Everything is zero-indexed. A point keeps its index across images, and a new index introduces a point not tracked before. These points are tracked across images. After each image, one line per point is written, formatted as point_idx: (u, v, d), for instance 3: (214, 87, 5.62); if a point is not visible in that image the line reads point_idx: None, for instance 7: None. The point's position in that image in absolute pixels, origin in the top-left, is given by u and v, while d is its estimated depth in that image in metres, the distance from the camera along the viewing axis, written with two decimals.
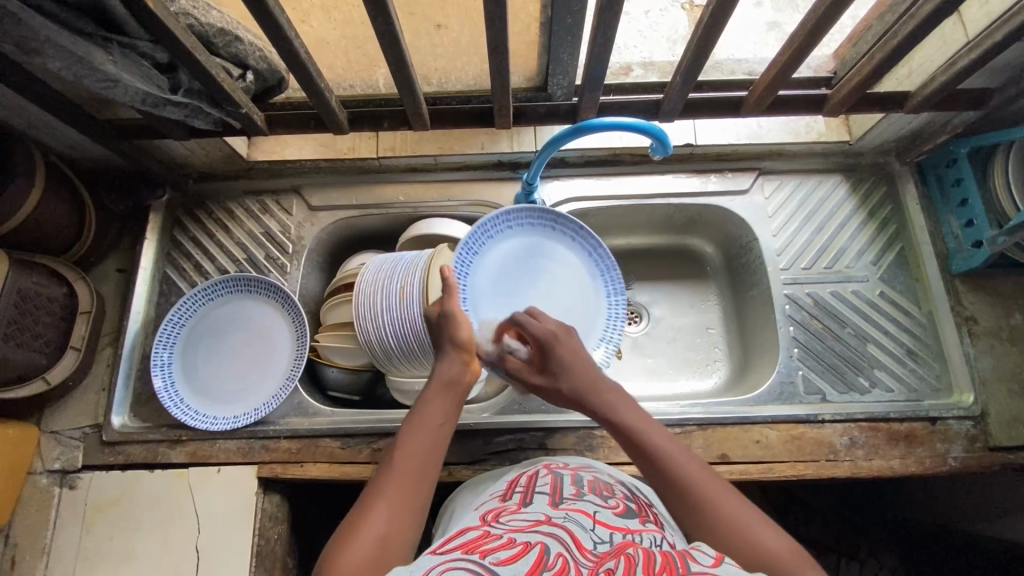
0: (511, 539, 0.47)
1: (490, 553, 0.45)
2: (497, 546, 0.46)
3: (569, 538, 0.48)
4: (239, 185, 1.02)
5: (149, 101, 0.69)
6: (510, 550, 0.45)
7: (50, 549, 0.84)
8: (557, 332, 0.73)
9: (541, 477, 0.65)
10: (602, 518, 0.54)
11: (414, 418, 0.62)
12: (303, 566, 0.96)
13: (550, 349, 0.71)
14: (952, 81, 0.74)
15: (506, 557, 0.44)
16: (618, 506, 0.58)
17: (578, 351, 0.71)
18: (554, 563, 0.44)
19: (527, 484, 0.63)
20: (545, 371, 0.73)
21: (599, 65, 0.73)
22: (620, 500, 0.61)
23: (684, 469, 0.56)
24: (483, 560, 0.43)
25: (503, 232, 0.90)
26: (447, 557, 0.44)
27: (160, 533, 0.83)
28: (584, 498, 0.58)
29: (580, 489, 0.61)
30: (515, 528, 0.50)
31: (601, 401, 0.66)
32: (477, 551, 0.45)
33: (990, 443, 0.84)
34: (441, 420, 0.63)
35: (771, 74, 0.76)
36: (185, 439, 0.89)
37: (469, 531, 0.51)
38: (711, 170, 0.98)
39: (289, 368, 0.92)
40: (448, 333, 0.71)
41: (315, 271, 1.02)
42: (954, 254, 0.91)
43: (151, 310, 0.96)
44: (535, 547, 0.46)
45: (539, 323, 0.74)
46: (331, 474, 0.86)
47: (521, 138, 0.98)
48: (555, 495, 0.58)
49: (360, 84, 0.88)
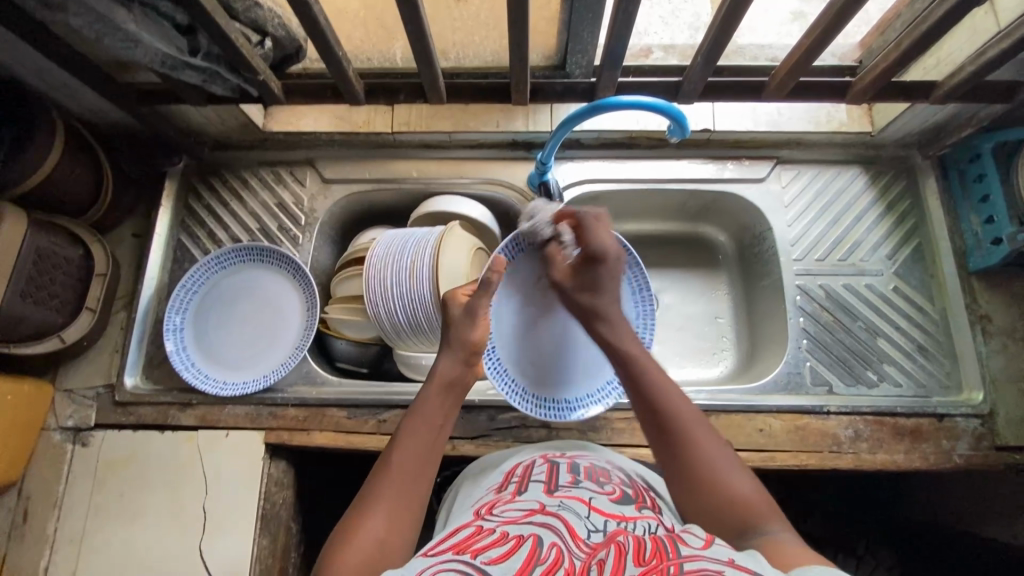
0: (504, 533, 0.48)
1: (482, 552, 0.45)
2: (488, 543, 0.47)
3: (563, 528, 0.49)
4: (254, 155, 1.02)
5: (168, 64, 0.69)
6: (501, 547, 0.46)
7: (62, 502, 0.86)
8: (612, 253, 0.74)
9: (536, 466, 0.65)
10: (597, 504, 0.55)
11: (413, 419, 0.64)
12: (306, 532, 0.97)
13: (598, 263, 0.73)
14: (981, 71, 0.72)
15: (497, 556, 0.44)
16: (614, 492, 0.59)
17: (615, 275, 0.74)
18: (545, 557, 0.44)
19: (522, 474, 0.64)
20: (587, 284, 0.73)
21: (620, 43, 0.71)
22: (617, 485, 0.61)
23: (676, 410, 0.60)
24: (474, 560, 0.44)
25: (559, 239, 0.83)
26: (438, 558, 0.45)
27: (168, 493, 0.85)
28: (579, 485, 0.59)
29: (576, 475, 0.61)
30: (508, 522, 0.50)
31: (614, 336, 0.69)
32: (468, 551, 0.46)
33: (996, 442, 0.83)
34: (440, 420, 0.65)
35: (794, 59, 0.74)
36: (195, 402, 0.90)
37: (461, 529, 0.51)
38: (729, 157, 0.97)
39: (299, 338, 0.94)
40: (461, 327, 0.72)
41: (327, 244, 1.03)
42: (972, 251, 0.90)
43: (164, 275, 0.97)
44: (528, 540, 0.46)
45: (601, 234, 0.74)
46: (337, 444, 0.87)
47: (537, 117, 0.97)
48: (551, 483, 0.59)
49: (378, 57, 0.87)
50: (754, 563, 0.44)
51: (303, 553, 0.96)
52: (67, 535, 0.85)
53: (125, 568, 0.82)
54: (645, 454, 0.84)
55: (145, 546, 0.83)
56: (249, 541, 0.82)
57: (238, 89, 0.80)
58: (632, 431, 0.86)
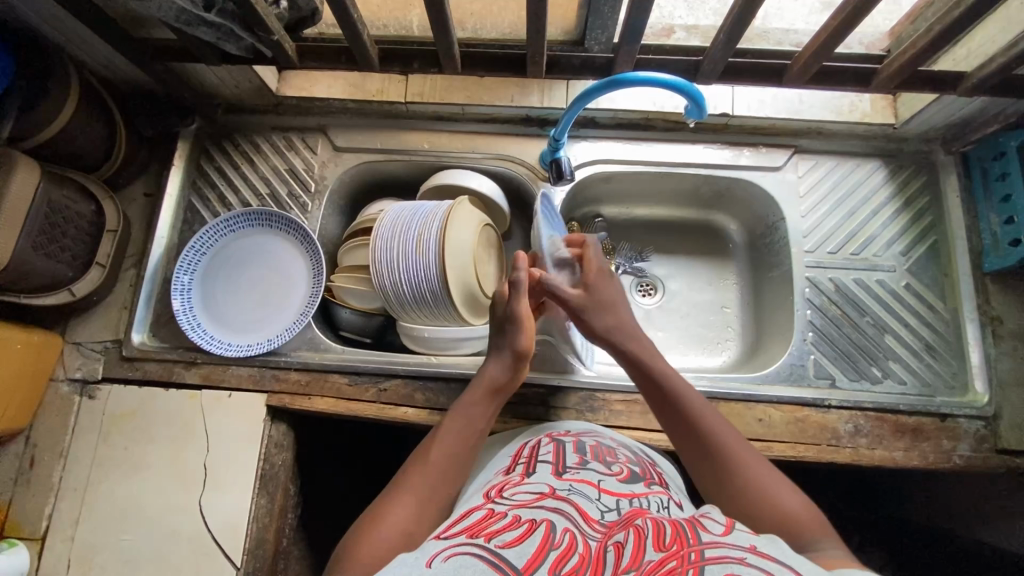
0: (516, 517, 0.48)
1: (495, 536, 0.45)
2: (501, 526, 0.47)
3: (575, 512, 0.49)
4: (267, 120, 1.02)
5: (183, 19, 0.68)
6: (515, 531, 0.46)
7: (68, 452, 0.88)
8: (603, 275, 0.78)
9: (542, 447, 0.65)
10: (607, 485, 0.55)
11: (453, 421, 0.66)
12: (303, 496, 0.99)
13: (600, 286, 0.77)
14: (1011, 63, 0.70)
15: (512, 540, 0.44)
16: (621, 471, 0.59)
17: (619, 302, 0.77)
18: (560, 541, 0.44)
19: (529, 455, 0.63)
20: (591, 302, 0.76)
21: (640, 17, 0.70)
22: (623, 465, 0.61)
23: (712, 428, 0.64)
24: (489, 544, 0.44)
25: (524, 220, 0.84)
26: (453, 541, 0.45)
27: (170, 448, 0.87)
28: (587, 467, 0.59)
29: (583, 456, 0.62)
30: (519, 505, 0.50)
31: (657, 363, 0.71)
32: (482, 535, 0.46)
33: (998, 445, 0.82)
34: (481, 426, 0.67)
35: (818, 42, 0.72)
36: (199, 361, 0.91)
37: (473, 511, 0.52)
38: (745, 144, 0.95)
39: (304, 305, 0.94)
40: (510, 335, 0.71)
41: (336, 213, 1.03)
42: (989, 252, 0.88)
43: (174, 236, 0.98)
44: (541, 526, 0.46)
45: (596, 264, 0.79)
46: (337, 410, 0.88)
47: (552, 93, 0.96)
48: (558, 465, 0.59)
49: (394, 24, 0.86)
50: (776, 550, 0.44)
51: (300, 515, 0.98)
52: (72, 483, 0.87)
53: (127, 518, 0.85)
54: (642, 436, 0.84)
55: (147, 498, 0.85)
56: (248, 500, 0.84)
57: (252, 50, 0.80)
58: (630, 413, 0.86)
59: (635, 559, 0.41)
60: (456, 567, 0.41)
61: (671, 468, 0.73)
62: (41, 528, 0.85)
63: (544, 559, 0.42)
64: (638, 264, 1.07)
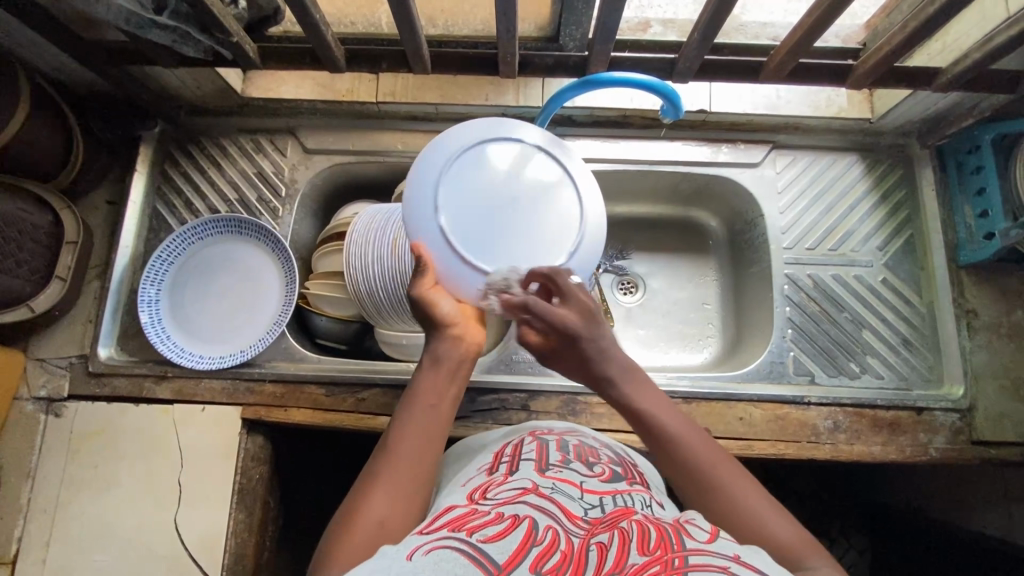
0: (498, 514, 0.46)
1: (477, 531, 0.43)
2: (483, 521, 0.45)
3: (557, 509, 0.48)
4: (232, 122, 0.98)
5: (134, 23, 0.65)
6: (498, 526, 0.44)
7: (35, 473, 0.85)
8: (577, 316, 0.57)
9: (525, 445, 0.63)
10: (589, 485, 0.54)
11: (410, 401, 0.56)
12: (283, 506, 0.98)
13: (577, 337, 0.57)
14: (985, 59, 0.70)
15: (493, 535, 0.42)
16: (603, 472, 0.58)
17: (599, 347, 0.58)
18: (543, 539, 0.42)
19: (512, 453, 0.61)
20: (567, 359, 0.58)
21: (613, 14, 0.68)
22: (606, 466, 0.60)
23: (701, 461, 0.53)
24: (470, 539, 0.42)
25: (470, 155, 0.63)
26: (434, 535, 0.43)
27: (142, 464, 0.84)
28: (569, 466, 0.57)
29: (566, 455, 0.60)
30: (502, 502, 0.48)
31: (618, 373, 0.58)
32: (464, 529, 0.44)
33: (973, 437, 0.83)
34: (441, 397, 0.57)
35: (794, 39, 0.71)
36: (171, 374, 0.89)
37: (455, 506, 0.50)
38: (724, 140, 0.94)
39: (277, 313, 0.92)
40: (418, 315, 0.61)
41: (308, 217, 1.00)
42: (963, 245, 0.88)
43: (139, 245, 0.95)
44: (523, 522, 0.44)
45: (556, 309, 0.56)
46: (315, 420, 0.86)
47: (527, 91, 0.94)
48: (541, 461, 0.57)
49: (362, 22, 0.82)
50: (759, 560, 0.42)
51: (280, 525, 0.96)
52: (41, 504, 0.84)
53: (100, 538, 0.82)
54: (624, 438, 0.84)
55: (120, 517, 0.83)
56: (225, 515, 0.82)
57: (211, 52, 0.77)
58: (611, 416, 0.86)
59: (618, 563, 0.40)
60: (436, 561, 0.39)
61: (651, 467, 0.72)
62: (10, 552, 0.82)
63: (525, 556, 0.40)
64: (618, 263, 1.06)
